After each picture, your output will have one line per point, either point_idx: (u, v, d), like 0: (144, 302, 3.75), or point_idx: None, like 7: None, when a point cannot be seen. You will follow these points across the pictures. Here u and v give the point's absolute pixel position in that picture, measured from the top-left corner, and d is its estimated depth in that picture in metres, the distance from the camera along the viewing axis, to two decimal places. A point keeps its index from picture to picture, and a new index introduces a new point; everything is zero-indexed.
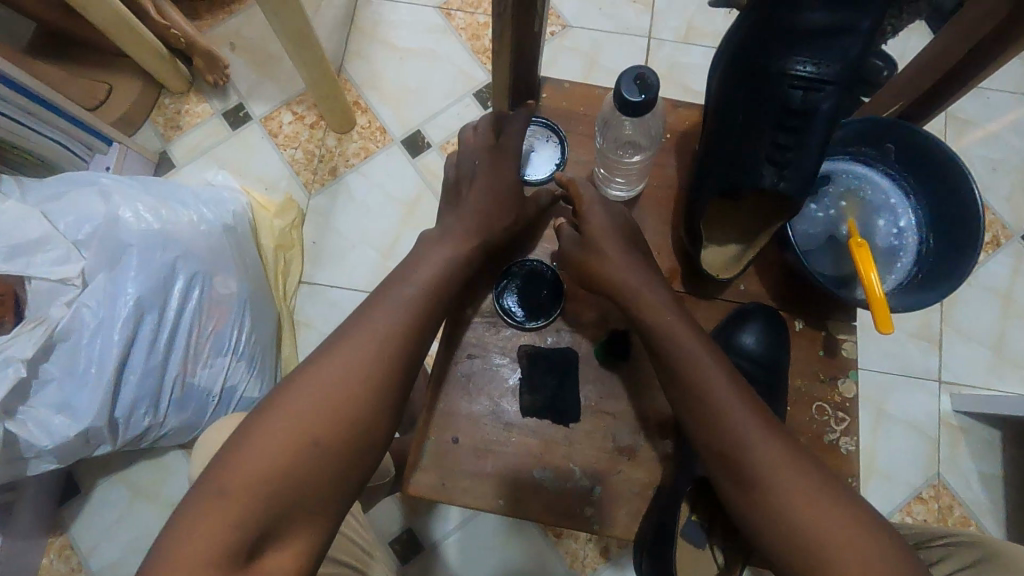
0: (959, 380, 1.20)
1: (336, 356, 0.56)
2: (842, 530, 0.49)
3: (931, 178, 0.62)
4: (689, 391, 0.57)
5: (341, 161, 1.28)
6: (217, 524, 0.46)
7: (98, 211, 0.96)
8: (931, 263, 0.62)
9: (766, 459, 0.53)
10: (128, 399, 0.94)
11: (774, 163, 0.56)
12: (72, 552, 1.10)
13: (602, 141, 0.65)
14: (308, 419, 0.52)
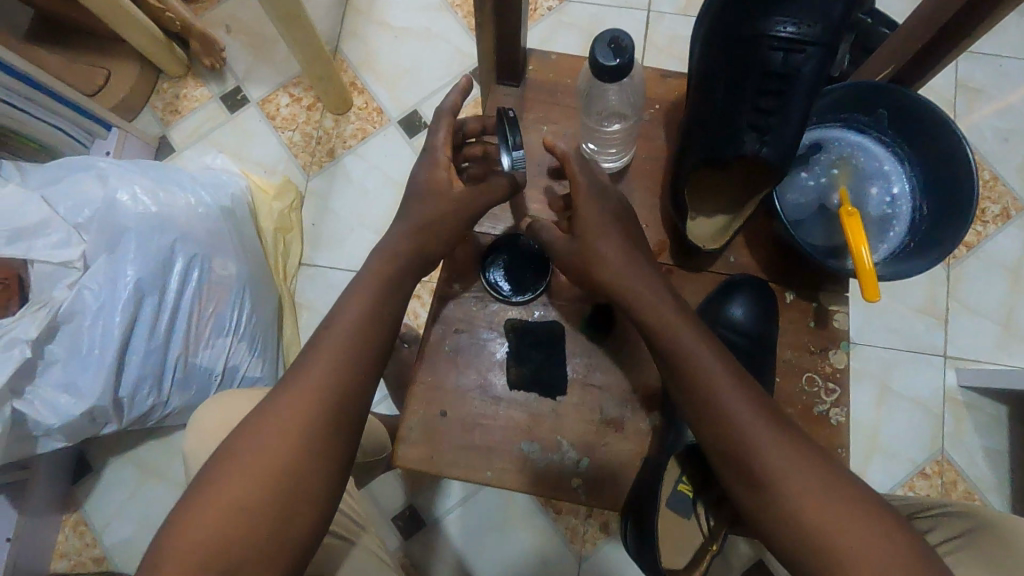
0: (966, 355, 1.18)
1: (319, 343, 0.57)
2: (842, 518, 0.49)
3: (924, 142, 0.61)
4: (683, 379, 0.57)
5: (339, 142, 1.28)
6: (222, 514, 0.50)
7: (96, 194, 0.96)
8: (924, 230, 0.60)
9: (762, 447, 0.53)
10: (132, 379, 0.95)
11: (755, 129, 0.56)
12: (86, 528, 1.14)
13: (586, 113, 0.64)
14: (298, 411, 0.54)
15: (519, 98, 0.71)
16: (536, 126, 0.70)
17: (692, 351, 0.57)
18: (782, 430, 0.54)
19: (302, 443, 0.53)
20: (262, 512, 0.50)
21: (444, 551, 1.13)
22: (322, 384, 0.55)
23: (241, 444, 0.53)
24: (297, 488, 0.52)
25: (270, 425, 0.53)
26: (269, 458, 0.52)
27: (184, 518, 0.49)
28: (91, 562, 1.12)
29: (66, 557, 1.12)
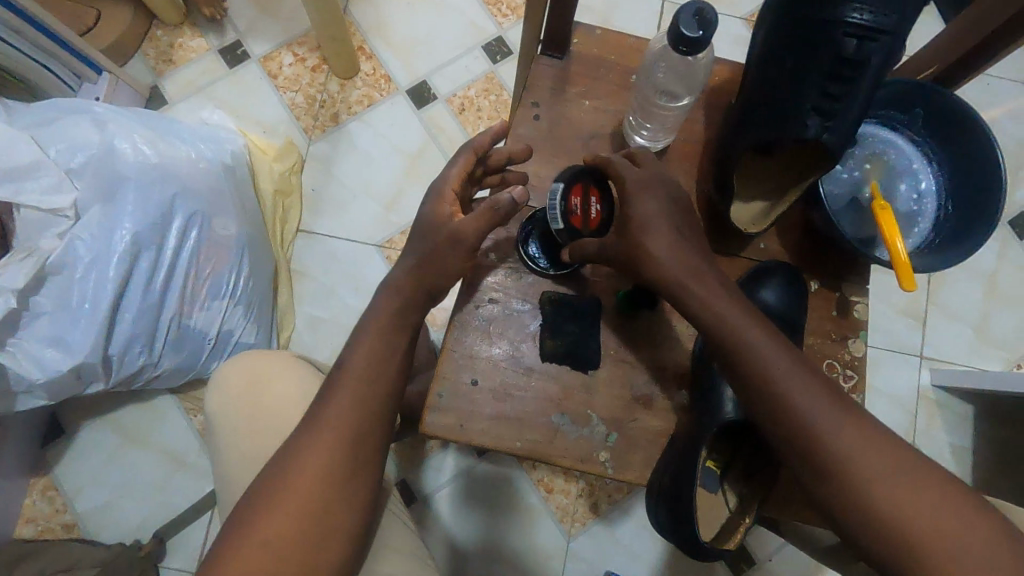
0: (940, 357, 1.24)
1: (348, 357, 0.57)
2: (917, 503, 0.48)
3: (955, 142, 0.64)
4: (741, 371, 0.57)
5: (343, 107, 1.24)
6: (279, 523, 0.50)
7: (92, 140, 0.91)
8: (949, 227, 0.64)
9: (831, 434, 0.52)
10: (123, 337, 0.90)
11: (820, 112, 0.55)
12: (56, 493, 1.08)
13: (641, 85, 0.65)
14: (339, 423, 0.54)
15: (562, 71, 0.72)
16: (579, 100, 0.72)
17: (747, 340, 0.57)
18: (850, 416, 0.53)
19: (347, 453, 0.53)
20: (318, 520, 0.51)
21: (434, 527, 1.11)
22: (359, 395, 0.55)
23: (287, 454, 0.53)
24: (348, 495, 0.53)
25: (314, 435, 0.53)
26: (317, 468, 0.52)
27: (249, 524, 0.50)
28: (61, 529, 1.06)
29: (34, 523, 1.06)
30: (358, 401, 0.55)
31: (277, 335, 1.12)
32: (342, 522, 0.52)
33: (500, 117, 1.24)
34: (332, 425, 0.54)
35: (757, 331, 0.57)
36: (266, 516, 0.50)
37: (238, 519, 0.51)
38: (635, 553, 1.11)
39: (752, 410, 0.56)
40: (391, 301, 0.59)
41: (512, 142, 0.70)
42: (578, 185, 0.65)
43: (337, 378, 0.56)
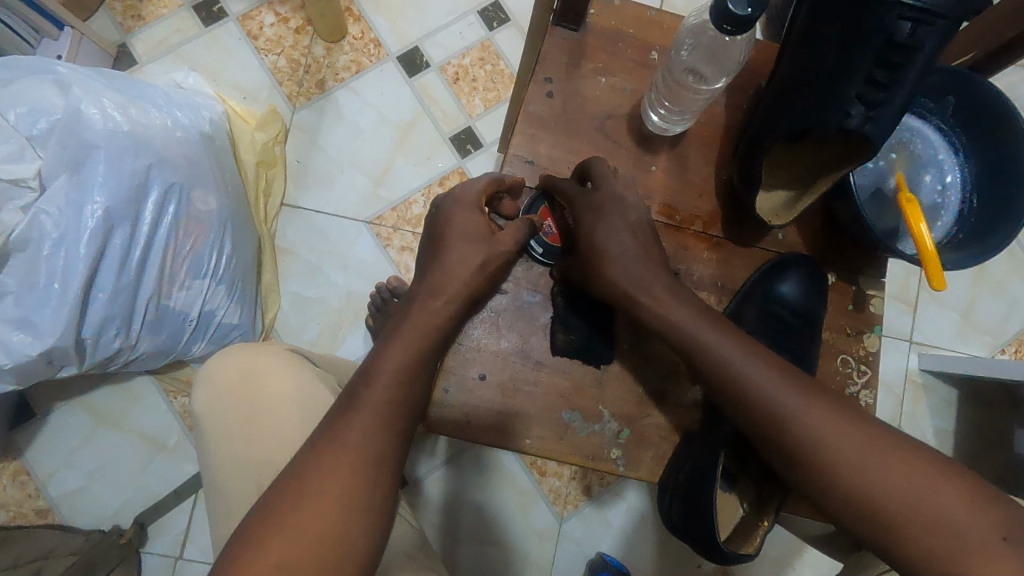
0: (928, 341, 1.20)
1: (370, 381, 0.56)
2: (890, 473, 0.49)
3: (981, 135, 0.71)
4: (711, 366, 0.58)
5: (330, 73, 1.16)
6: (292, 547, 0.46)
7: (56, 105, 0.83)
8: (971, 217, 0.71)
9: (799, 420, 0.54)
10: (97, 318, 0.85)
11: (864, 102, 0.55)
12: (27, 478, 1.03)
13: (668, 64, 0.65)
14: (358, 445, 0.52)
15: (577, 43, 0.71)
16: (594, 75, 0.71)
17: (742, 350, 0.57)
18: (817, 400, 0.54)
19: (365, 474, 0.52)
20: (333, 543, 0.48)
21: (426, 510, 1.05)
22: (377, 416, 0.54)
23: (301, 474, 0.50)
24: (365, 517, 0.50)
25: (331, 455, 0.51)
26: (335, 492, 0.50)
27: (261, 535, 0.47)
28: (35, 515, 1.02)
29: (6, 508, 1.01)
30: (376, 422, 0.54)
31: (263, 315, 1.07)
32: (355, 547, 0.49)
33: (496, 88, 1.18)
34: (352, 445, 0.52)
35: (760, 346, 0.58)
36: (279, 536, 0.47)
37: (249, 530, 0.47)
38: (626, 534, 1.08)
39: (726, 405, 0.58)
40: (408, 327, 0.59)
41: (524, 122, 0.70)
42: (543, 207, 0.70)
43: (355, 399, 0.55)
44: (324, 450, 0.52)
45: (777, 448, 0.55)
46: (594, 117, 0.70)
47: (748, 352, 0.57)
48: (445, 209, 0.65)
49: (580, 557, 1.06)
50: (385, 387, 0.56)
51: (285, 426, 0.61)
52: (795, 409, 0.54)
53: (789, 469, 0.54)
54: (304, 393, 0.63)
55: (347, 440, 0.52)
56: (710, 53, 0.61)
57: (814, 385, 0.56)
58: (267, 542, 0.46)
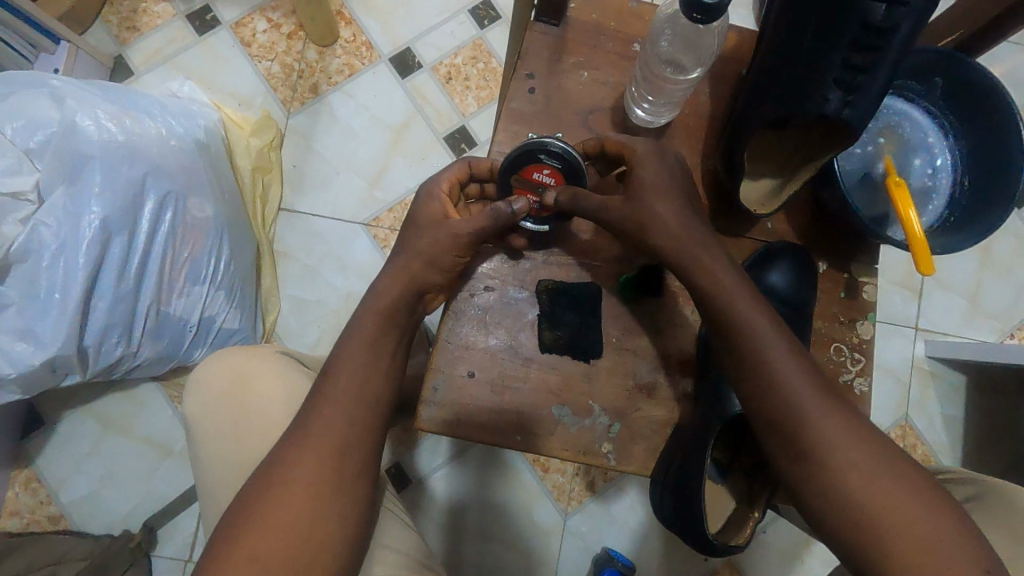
0: (934, 328, 1.17)
1: (332, 376, 0.57)
2: (890, 492, 0.49)
3: (971, 116, 0.70)
4: (737, 357, 0.57)
5: (323, 77, 1.17)
6: (266, 542, 0.49)
7: (51, 118, 0.84)
8: (964, 201, 0.70)
9: (818, 420, 0.53)
10: (98, 327, 0.86)
11: (842, 86, 0.55)
12: (38, 485, 1.04)
13: (645, 59, 0.65)
14: (331, 441, 0.53)
15: (559, 38, 0.72)
16: (576, 69, 0.71)
17: (762, 341, 0.56)
18: (837, 406, 0.54)
19: (335, 465, 0.53)
20: (308, 545, 0.50)
21: (430, 509, 1.05)
22: (346, 406, 0.55)
23: (275, 467, 0.52)
24: (337, 506, 0.52)
25: (300, 448, 0.53)
26: (303, 489, 0.51)
27: (239, 535, 0.49)
28: (47, 521, 1.03)
29: (18, 515, 1.02)
30: (343, 413, 0.55)
31: (264, 320, 1.08)
32: (329, 541, 0.51)
33: (489, 86, 1.18)
34: (321, 436, 0.53)
35: (777, 334, 0.57)
36: (255, 530, 0.49)
37: (227, 529, 0.50)
38: (632, 530, 1.07)
39: (742, 393, 0.57)
40: (386, 327, 0.60)
41: (507, 118, 0.70)
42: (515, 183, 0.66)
43: (321, 393, 0.56)
44: (294, 446, 0.53)
45: (779, 442, 0.54)
46: (578, 112, 0.71)
47: (781, 346, 0.56)
48: (415, 201, 0.65)
49: (586, 552, 1.05)
50: (359, 383, 0.56)
51: (271, 424, 0.62)
52: (809, 407, 0.53)
53: (786, 466, 0.54)
54: (290, 392, 0.64)
55: (316, 434, 0.53)
56: (688, 42, 0.63)
57: (838, 392, 0.55)
58: (241, 539, 0.49)
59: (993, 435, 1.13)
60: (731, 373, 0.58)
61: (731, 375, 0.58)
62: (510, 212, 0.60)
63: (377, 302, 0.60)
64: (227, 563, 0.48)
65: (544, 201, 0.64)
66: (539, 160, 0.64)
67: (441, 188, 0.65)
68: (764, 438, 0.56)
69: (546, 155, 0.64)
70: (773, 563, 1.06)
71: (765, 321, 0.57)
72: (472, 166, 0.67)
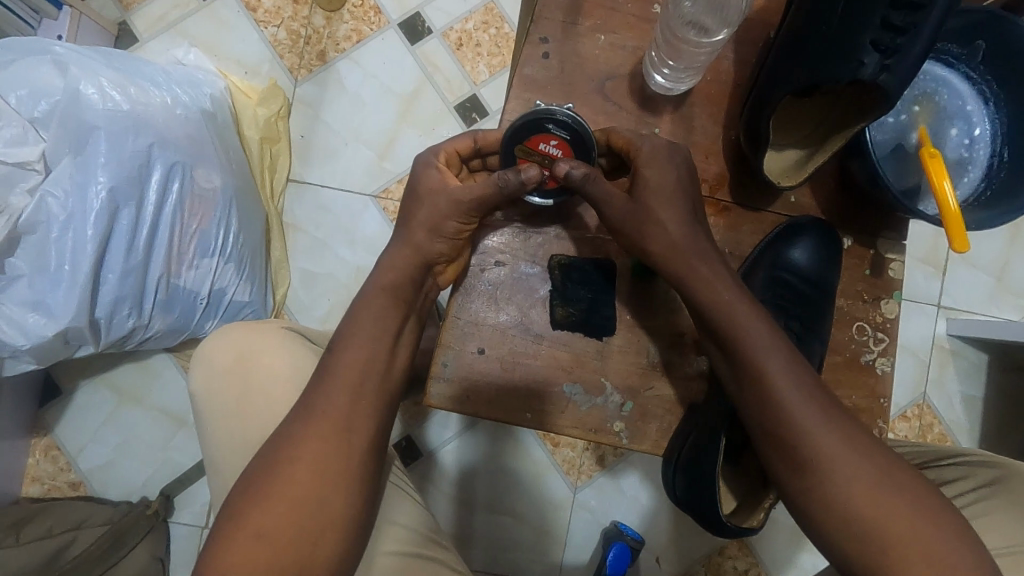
0: (958, 306, 1.13)
1: (342, 353, 0.56)
2: (894, 507, 0.48)
3: (1014, 84, 0.67)
4: (738, 368, 0.56)
5: (331, 44, 1.14)
6: (276, 518, 0.49)
7: (56, 86, 0.83)
8: (1001, 174, 0.67)
9: (819, 433, 0.51)
10: (109, 299, 0.86)
11: (879, 49, 0.53)
12: (58, 452, 1.06)
13: (666, 22, 0.62)
14: (340, 419, 0.53)
15: (574, 1, 0.68)
16: (593, 34, 0.68)
17: (762, 350, 0.55)
18: (839, 418, 0.52)
19: (340, 443, 0.52)
20: (322, 522, 0.50)
21: (441, 482, 1.06)
22: (348, 384, 0.54)
23: (279, 447, 0.52)
24: (342, 488, 0.51)
25: (307, 426, 0.52)
26: (309, 467, 0.51)
27: (248, 514, 0.49)
28: (68, 488, 1.05)
29: (40, 481, 1.04)
30: (347, 392, 0.54)
31: (274, 293, 1.08)
32: (338, 518, 0.51)
33: (501, 53, 1.15)
34: (323, 414, 0.53)
35: (777, 342, 0.56)
36: (260, 512, 0.49)
37: (239, 503, 0.50)
38: (640, 505, 1.07)
39: (742, 404, 0.56)
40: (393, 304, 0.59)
41: (519, 86, 0.67)
42: (520, 156, 0.63)
43: (327, 368, 0.55)
44: (302, 424, 0.52)
45: (778, 452, 0.53)
46: (594, 81, 0.68)
47: (781, 359, 0.54)
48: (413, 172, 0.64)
49: (595, 525, 1.06)
50: (364, 363, 0.56)
51: (278, 400, 0.62)
52: (810, 418, 0.52)
53: (785, 477, 0.53)
54: (295, 368, 0.64)
55: (322, 414, 0.53)
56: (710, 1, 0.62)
57: (839, 405, 0.54)
58: (252, 519, 0.49)
59: (1012, 416, 1.11)
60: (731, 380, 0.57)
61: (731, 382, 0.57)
62: (518, 181, 0.58)
63: (385, 276, 0.60)
64: (238, 543, 0.48)
65: (555, 174, 0.60)
66: (545, 129, 0.62)
67: (439, 156, 0.63)
68: (761, 447, 0.55)
69: (549, 117, 0.62)
70: (782, 539, 1.06)
71: (762, 332, 0.56)
72: (478, 139, 0.64)
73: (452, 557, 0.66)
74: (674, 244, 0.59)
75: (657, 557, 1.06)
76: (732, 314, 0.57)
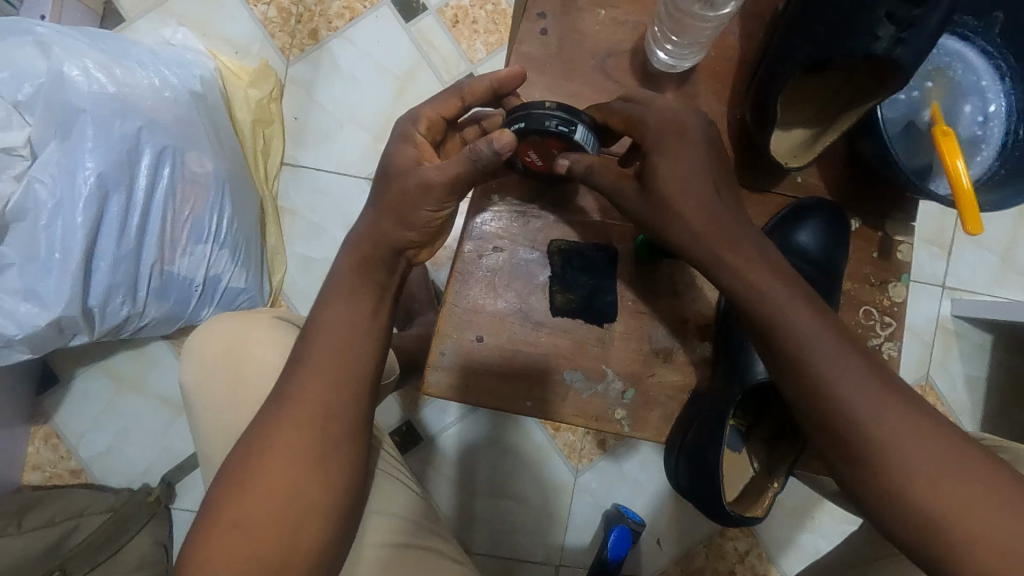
0: (963, 286, 1.11)
1: (337, 337, 0.55)
2: (973, 497, 0.43)
3: None
4: (772, 352, 0.52)
5: (323, 22, 1.11)
6: (257, 509, 0.48)
7: (39, 68, 0.80)
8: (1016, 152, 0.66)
9: (873, 422, 0.47)
10: (102, 288, 0.84)
11: (894, 21, 0.52)
12: (58, 441, 1.06)
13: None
14: (320, 399, 0.52)
15: None
16: (593, 9, 0.66)
17: (799, 332, 0.51)
18: (897, 403, 0.47)
19: (319, 427, 0.51)
20: (305, 509, 0.50)
21: (441, 466, 1.06)
22: (328, 365, 0.53)
23: (255, 431, 0.51)
24: (326, 472, 0.51)
25: (284, 414, 0.51)
26: (288, 456, 0.50)
27: (224, 506, 0.49)
28: (68, 475, 1.05)
29: (41, 469, 1.04)
30: (337, 381, 0.53)
31: (271, 278, 1.06)
32: (325, 503, 0.51)
33: (498, 30, 1.11)
34: (305, 397, 0.52)
35: (815, 323, 0.51)
36: (237, 497, 0.49)
37: (221, 494, 0.49)
38: (641, 486, 1.07)
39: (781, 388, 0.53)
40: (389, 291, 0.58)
41: (517, 64, 0.65)
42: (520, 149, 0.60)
43: (313, 352, 0.54)
44: (280, 411, 0.52)
45: (827, 438, 0.49)
46: (594, 59, 0.66)
47: (829, 347, 0.50)
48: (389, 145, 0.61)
49: (597, 508, 1.06)
50: (340, 348, 0.54)
51: None
52: (859, 400, 0.48)
53: (838, 464, 0.49)
54: (289, 357, 0.62)
55: (297, 398, 0.52)
56: None
57: (902, 389, 0.49)
58: (233, 517, 0.48)
59: (1014, 395, 1.10)
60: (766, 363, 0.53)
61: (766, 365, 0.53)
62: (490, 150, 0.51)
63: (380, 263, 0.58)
64: (214, 534, 0.47)
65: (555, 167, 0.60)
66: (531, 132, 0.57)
67: (418, 123, 0.60)
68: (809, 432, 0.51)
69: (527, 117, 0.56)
70: (782, 520, 1.06)
71: (804, 317, 0.51)
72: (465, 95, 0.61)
73: (452, 544, 0.66)
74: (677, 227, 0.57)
75: (658, 539, 1.06)
76: (756, 300, 0.53)
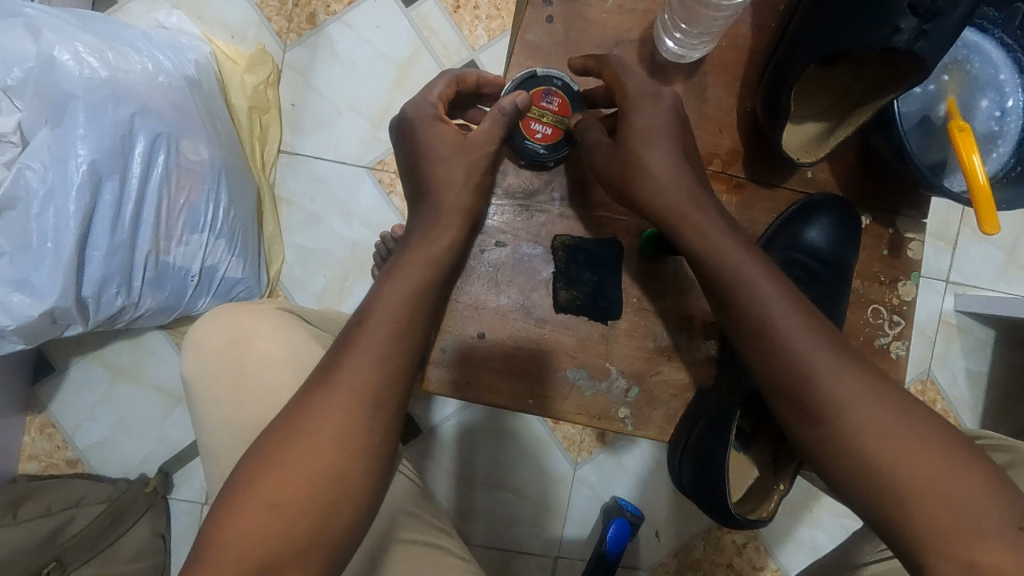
0: (967, 281, 1.10)
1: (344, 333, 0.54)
2: (919, 453, 0.44)
3: None
4: (737, 318, 0.54)
5: (320, 5, 1.08)
6: (281, 501, 0.46)
7: (28, 51, 0.78)
8: None
9: (829, 381, 0.48)
10: (95, 277, 0.83)
11: (918, 12, 0.49)
12: (54, 430, 1.05)
13: None
14: (357, 394, 0.50)
15: None
16: None
17: (762, 297, 0.52)
18: (851, 365, 0.49)
19: (356, 419, 0.49)
20: (329, 506, 0.47)
21: (440, 459, 1.05)
22: (375, 358, 0.52)
23: (292, 418, 0.49)
24: (353, 469, 0.49)
25: (325, 403, 0.49)
26: (321, 449, 0.48)
27: (244, 497, 0.45)
28: (65, 465, 1.04)
29: (37, 459, 1.04)
30: (378, 371, 0.51)
31: (268, 268, 1.05)
32: (349, 502, 0.48)
33: (500, 16, 1.09)
34: (342, 389, 0.50)
35: (780, 291, 0.53)
36: (256, 486, 0.46)
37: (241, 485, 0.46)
38: (640, 479, 1.06)
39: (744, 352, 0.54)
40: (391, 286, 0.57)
41: (521, 52, 0.63)
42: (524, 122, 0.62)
43: (351, 343, 0.53)
44: (322, 400, 0.49)
45: (785, 399, 0.50)
46: (600, 48, 0.64)
47: (798, 326, 0.51)
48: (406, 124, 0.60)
49: (596, 500, 1.06)
50: (388, 343, 0.53)
51: (278, 387, 0.60)
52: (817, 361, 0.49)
53: (795, 426, 0.50)
54: (292, 352, 0.62)
55: (342, 388, 0.50)
56: None
57: (855, 354, 0.51)
58: (251, 508, 0.45)
59: (1015, 392, 1.10)
60: (731, 328, 0.54)
61: (730, 329, 0.54)
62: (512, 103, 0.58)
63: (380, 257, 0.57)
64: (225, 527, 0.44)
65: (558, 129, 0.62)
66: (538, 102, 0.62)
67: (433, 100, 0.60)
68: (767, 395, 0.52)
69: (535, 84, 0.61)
70: (781, 513, 1.06)
71: (770, 284, 0.53)
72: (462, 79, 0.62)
73: (452, 540, 0.65)
74: (684, 224, 0.56)
75: (656, 531, 1.06)
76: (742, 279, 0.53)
